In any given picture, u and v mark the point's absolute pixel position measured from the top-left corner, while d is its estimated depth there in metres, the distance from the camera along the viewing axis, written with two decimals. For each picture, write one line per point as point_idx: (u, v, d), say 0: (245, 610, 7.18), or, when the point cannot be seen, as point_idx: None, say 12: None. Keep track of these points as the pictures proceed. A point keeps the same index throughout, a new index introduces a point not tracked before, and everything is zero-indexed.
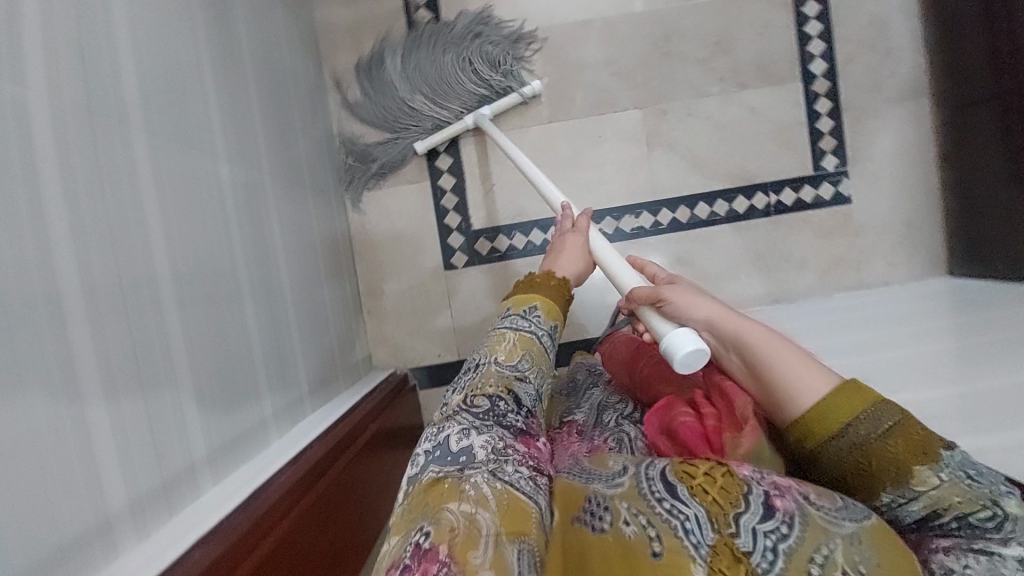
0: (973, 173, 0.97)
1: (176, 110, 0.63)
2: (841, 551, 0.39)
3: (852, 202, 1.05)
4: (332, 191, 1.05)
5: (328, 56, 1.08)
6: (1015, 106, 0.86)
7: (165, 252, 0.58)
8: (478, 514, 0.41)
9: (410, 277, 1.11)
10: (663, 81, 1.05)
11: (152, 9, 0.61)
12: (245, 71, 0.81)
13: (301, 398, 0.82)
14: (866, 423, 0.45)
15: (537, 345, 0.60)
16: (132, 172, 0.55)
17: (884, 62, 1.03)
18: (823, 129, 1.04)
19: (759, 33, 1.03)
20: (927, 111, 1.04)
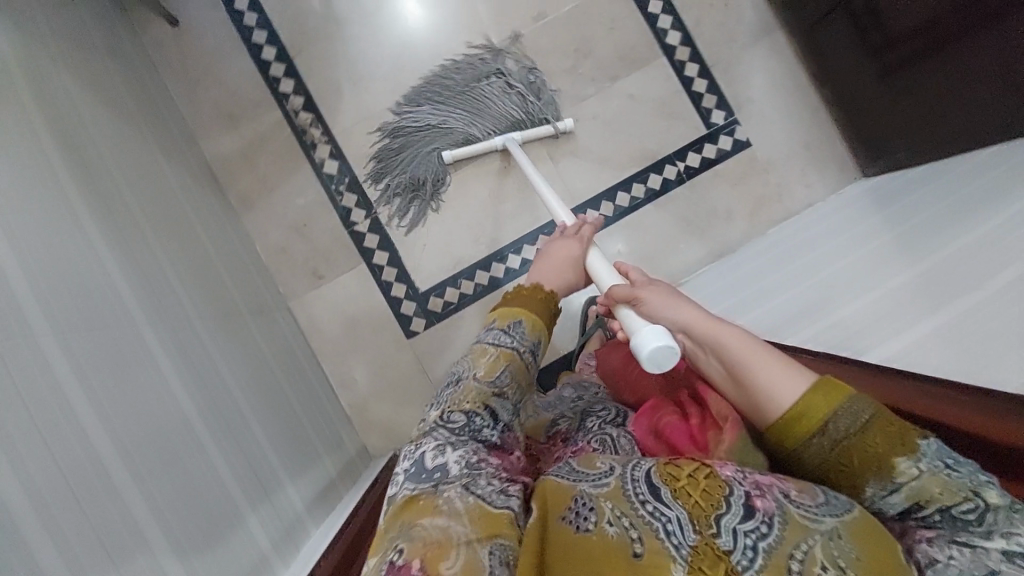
0: (847, 81, 1.03)
1: (81, 295, 0.65)
2: (820, 546, 0.41)
3: (750, 144, 1.10)
4: (275, 306, 1.07)
5: (230, 184, 1.11)
6: (859, 8, 0.93)
7: (108, 435, 0.58)
8: (452, 527, 0.42)
9: (378, 357, 1.11)
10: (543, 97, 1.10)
11: (29, 214, 0.64)
12: (147, 231, 0.83)
13: (300, 520, 0.81)
14: (845, 415, 0.46)
15: (519, 361, 0.60)
16: (50, 369, 0.56)
17: (728, 14, 1.10)
18: (699, 89, 1.10)
19: (610, 27, 1.10)
20: (784, 41, 1.10)
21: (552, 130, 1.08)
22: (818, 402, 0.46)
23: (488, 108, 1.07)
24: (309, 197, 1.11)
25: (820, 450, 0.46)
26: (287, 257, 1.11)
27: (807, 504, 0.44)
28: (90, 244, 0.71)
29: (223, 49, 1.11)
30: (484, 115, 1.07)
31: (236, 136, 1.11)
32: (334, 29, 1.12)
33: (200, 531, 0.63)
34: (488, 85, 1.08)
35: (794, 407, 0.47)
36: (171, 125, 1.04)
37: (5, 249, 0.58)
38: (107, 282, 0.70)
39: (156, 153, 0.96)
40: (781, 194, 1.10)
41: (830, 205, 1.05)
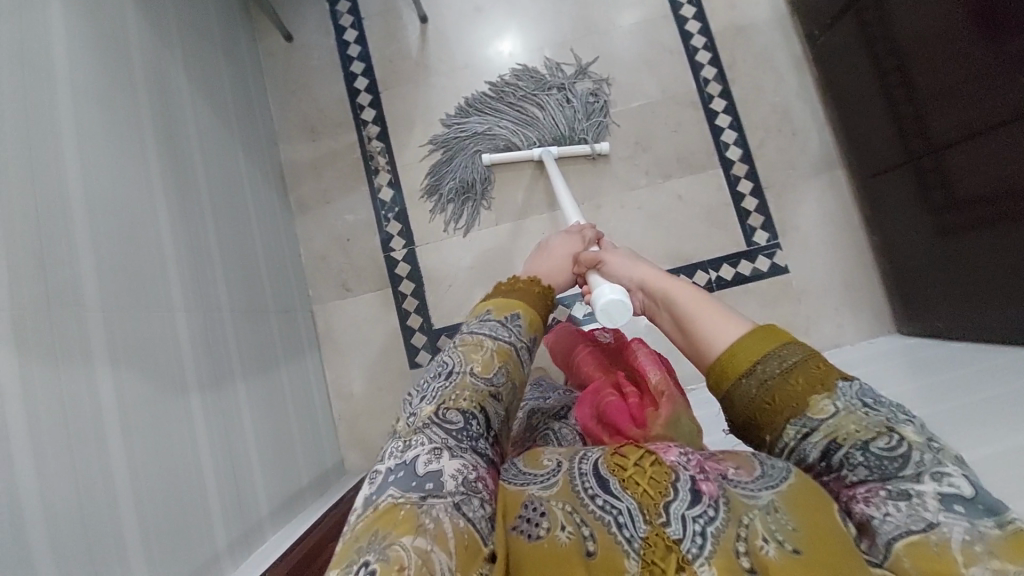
0: (900, 234, 1.03)
1: (135, 274, 0.72)
2: (759, 521, 0.41)
3: (789, 270, 1.10)
4: (300, 307, 1.14)
5: (293, 188, 1.21)
6: (930, 169, 0.93)
7: (116, 403, 0.64)
8: (433, 554, 0.39)
9: (378, 379, 1.15)
10: (596, 178, 1.15)
11: (114, 190, 0.73)
12: (208, 221, 0.91)
13: (259, 522, 0.84)
14: (775, 360, 0.46)
15: (515, 358, 0.59)
16: (87, 339, 0.62)
17: (793, 143, 1.13)
18: (748, 207, 1.12)
19: (674, 129, 1.14)
20: (843, 181, 1.12)
21: (589, 151, 1.14)
22: (750, 345, 0.48)
23: (538, 122, 1.16)
24: (360, 216, 1.19)
25: (748, 392, 0.46)
26: (323, 265, 1.19)
27: (744, 482, 0.44)
28: (157, 228, 0.79)
29: (322, 71, 1.23)
30: (531, 129, 1.16)
31: (312, 147, 1.21)
32: (423, 74, 1.22)
33: (170, 513, 0.67)
34: (541, 99, 1.16)
35: (731, 347, 0.49)
36: (259, 127, 1.15)
37: (84, 225, 0.66)
38: (161, 264, 0.78)
39: (237, 150, 1.06)
40: (809, 327, 1.08)
41: (855, 350, 1.04)
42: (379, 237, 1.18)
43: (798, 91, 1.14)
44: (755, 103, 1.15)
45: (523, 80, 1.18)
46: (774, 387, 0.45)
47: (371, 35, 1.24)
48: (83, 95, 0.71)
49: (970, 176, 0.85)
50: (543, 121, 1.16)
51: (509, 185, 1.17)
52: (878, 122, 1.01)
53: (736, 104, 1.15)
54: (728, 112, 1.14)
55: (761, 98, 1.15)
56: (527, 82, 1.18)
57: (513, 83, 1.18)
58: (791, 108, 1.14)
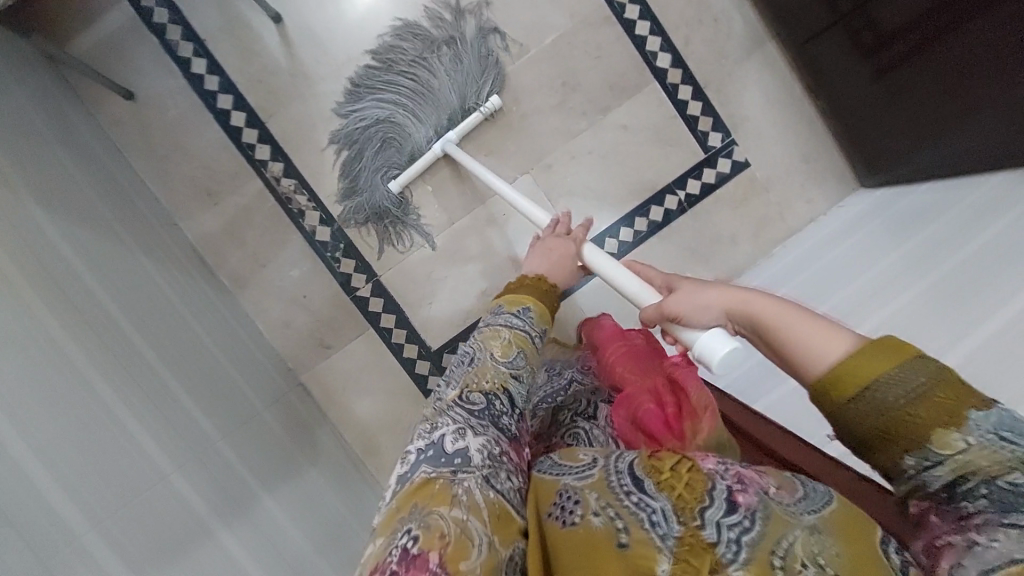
0: (841, 95, 1.01)
1: (110, 463, 0.63)
2: (801, 543, 0.39)
3: (750, 163, 1.08)
4: (287, 385, 1.05)
5: (218, 264, 1.06)
6: (859, 27, 0.90)
7: None
8: (469, 521, 0.42)
9: (398, 419, 1.10)
10: (534, 138, 1.06)
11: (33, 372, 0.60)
12: (149, 355, 0.79)
13: None
14: (902, 378, 0.37)
15: (531, 345, 0.61)
16: (98, 567, 0.56)
17: (717, 30, 1.06)
18: (694, 113, 1.06)
19: (596, 56, 1.05)
20: (776, 54, 1.07)
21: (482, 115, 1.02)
22: (866, 365, 0.39)
23: (436, 95, 1.03)
24: (305, 267, 1.07)
25: (863, 418, 0.38)
26: (289, 332, 1.08)
27: (787, 500, 0.42)
28: (101, 398, 0.67)
29: (187, 122, 1.04)
30: (429, 104, 1.03)
31: (217, 213, 1.05)
32: (304, 87, 1.05)
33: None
34: (431, 65, 1.03)
35: (840, 365, 0.40)
36: (145, 215, 0.98)
37: (23, 449, 0.55)
38: (127, 434, 0.67)
39: (137, 253, 0.90)
40: (785, 212, 1.08)
41: (830, 220, 1.05)
42: (336, 281, 1.08)
43: None
44: None
45: (406, 52, 1.03)
46: (899, 409, 0.37)
47: (224, 60, 1.03)
48: None
49: (897, 18, 0.83)
50: (440, 92, 1.03)
51: (446, 179, 1.07)
52: None
53: (650, 7, 1.05)
54: (645, 18, 1.05)
55: None
56: (411, 43, 1.03)
57: (397, 46, 1.03)
58: None
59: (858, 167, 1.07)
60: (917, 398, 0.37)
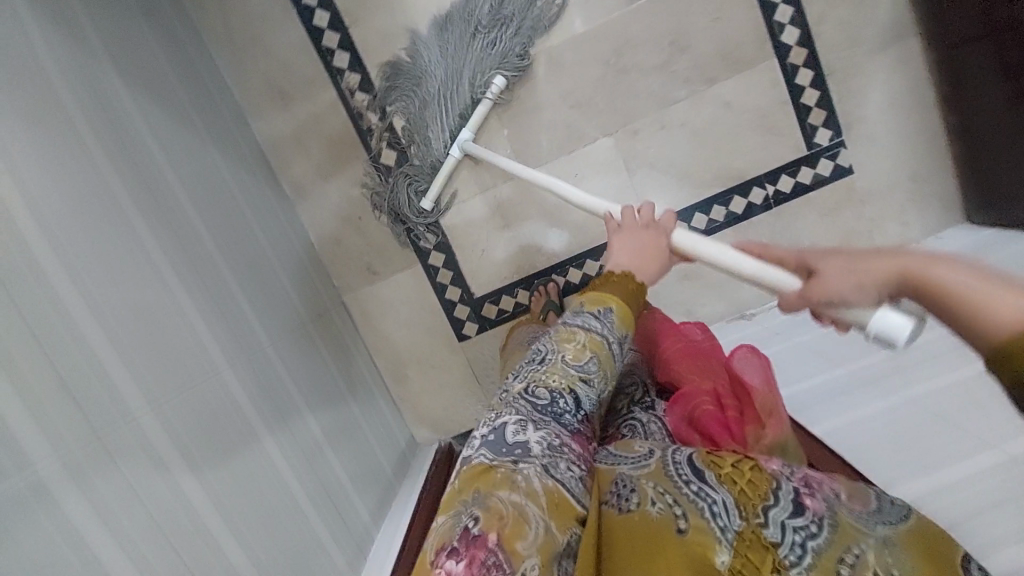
0: (973, 117, 0.90)
1: (167, 350, 0.64)
2: (872, 552, 0.39)
3: (853, 170, 0.99)
4: (331, 301, 1.06)
5: (281, 169, 1.04)
6: (1008, 44, 0.77)
7: (201, 489, 0.61)
8: (527, 505, 0.40)
9: (429, 356, 1.12)
10: (626, 99, 0.98)
11: (97, 253, 0.60)
12: (211, 249, 0.79)
13: (365, 529, 0.87)
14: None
15: (606, 350, 0.53)
16: (148, 446, 0.57)
17: (858, 11, 0.94)
18: (807, 102, 0.97)
19: (715, 17, 0.95)
20: (916, 50, 0.95)
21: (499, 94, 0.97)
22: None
23: (461, 91, 0.98)
24: (366, 188, 1.05)
25: None
26: (340, 250, 1.08)
27: (858, 510, 0.42)
28: (165, 285, 0.68)
29: (269, 13, 0.99)
30: (451, 101, 0.98)
31: (286, 115, 1.02)
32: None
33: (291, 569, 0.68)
34: (457, 61, 0.97)
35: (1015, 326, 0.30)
36: (219, 104, 0.96)
37: (89, 322, 0.56)
38: (186, 325, 0.68)
39: (208, 144, 0.89)
40: (874, 231, 1.01)
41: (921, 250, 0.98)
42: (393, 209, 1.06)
43: None
44: None
45: (429, 51, 0.98)
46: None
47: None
48: (20, 152, 0.55)
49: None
50: (463, 83, 0.98)
51: (522, 126, 1.00)
52: None
53: None
54: None
55: None
56: None
57: None
58: None
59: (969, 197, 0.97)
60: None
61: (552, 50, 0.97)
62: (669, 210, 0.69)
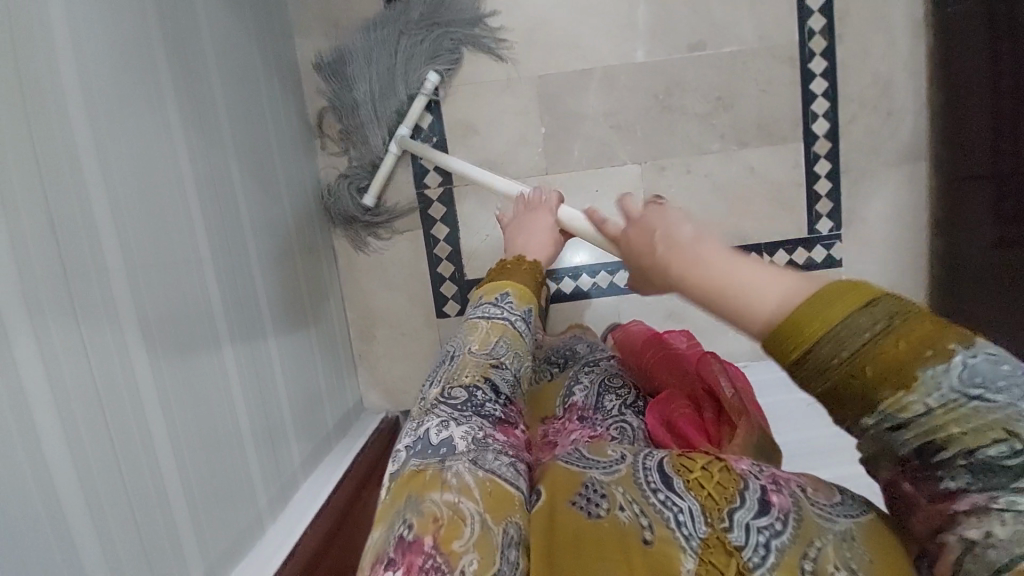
0: (960, 247, 0.99)
1: (156, 230, 0.60)
2: (832, 547, 0.40)
3: (842, 264, 1.06)
4: (323, 241, 1.03)
5: (312, 96, 1.02)
6: (1009, 190, 0.87)
7: (151, 381, 0.57)
8: (461, 504, 0.45)
9: (404, 324, 1.10)
10: (663, 135, 1.02)
11: (117, 108, 0.57)
12: (226, 147, 0.76)
13: (295, 474, 0.83)
14: (855, 321, 0.33)
15: (512, 330, 0.63)
16: (113, 317, 0.53)
17: (885, 124, 1.02)
18: (820, 191, 1.04)
19: (763, 89, 1.01)
20: (924, 175, 1.03)
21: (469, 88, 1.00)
22: (822, 305, 0.34)
23: (394, 88, 0.99)
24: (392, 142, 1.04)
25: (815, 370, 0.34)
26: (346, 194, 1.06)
27: (822, 504, 0.43)
28: (174, 167, 0.64)
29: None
30: (386, 97, 1.00)
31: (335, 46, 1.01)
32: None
33: (214, 492, 0.64)
34: (381, 58, 0.99)
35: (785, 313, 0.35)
36: (272, 13, 0.93)
37: (92, 172, 0.53)
38: (182, 212, 0.65)
39: (251, 46, 0.85)
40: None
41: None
42: (413, 170, 1.05)
43: (910, 61, 1.00)
44: (858, 69, 1.01)
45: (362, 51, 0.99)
46: (845, 364, 0.33)
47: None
48: None
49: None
50: (394, 83, 0.99)
51: (560, 129, 1.02)
52: (979, 127, 0.92)
53: (838, 69, 1.01)
54: (828, 76, 1.00)
55: (866, 65, 1.00)
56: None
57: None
58: (895, 82, 1.01)
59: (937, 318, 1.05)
60: (882, 335, 0.32)
61: (610, 69, 1.00)
62: (550, 191, 0.82)
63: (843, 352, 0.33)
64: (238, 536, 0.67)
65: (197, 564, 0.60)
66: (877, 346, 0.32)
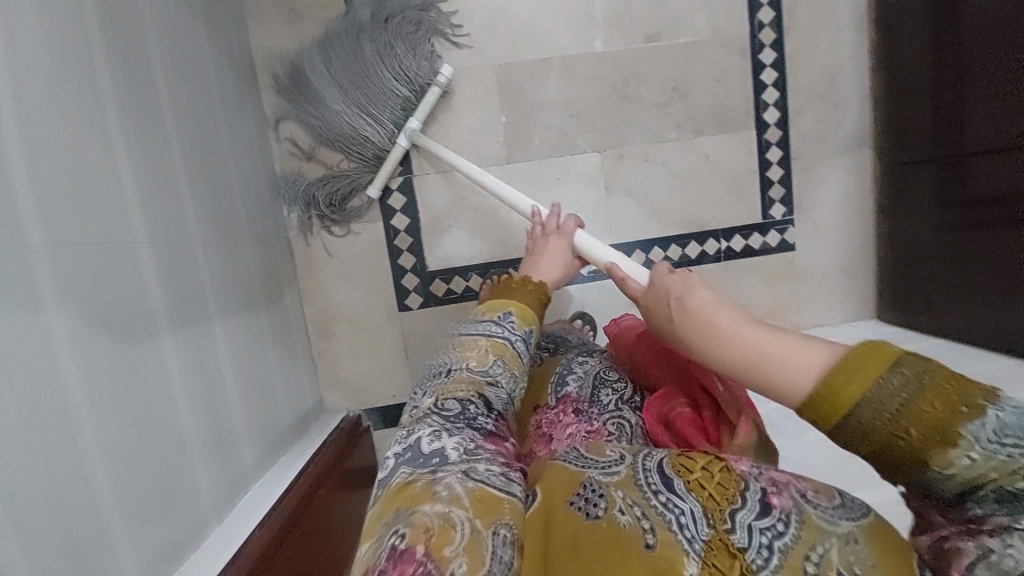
0: (905, 228, 1.03)
1: (86, 201, 0.56)
2: (836, 551, 0.39)
3: (796, 248, 1.09)
4: (277, 232, 0.99)
5: (266, 85, 1.00)
6: (950, 174, 0.91)
7: (78, 361, 0.52)
8: (452, 512, 0.42)
9: (365, 318, 1.07)
10: (621, 124, 1.03)
11: (44, 68, 0.53)
12: (169, 124, 0.72)
13: (245, 471, 0.78)
14: (883, 384, 0.34)
15: (510, 350, 0.64)
16: (34, 290, 0.48)
17: (831, 113, 1.06)
18: (773, 177, 1.07)
19: (716, 79, 1.04)
20: (869, 162, 1.08)
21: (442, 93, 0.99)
22: (845, 372, 0.35)
23: (382, 86, 0.97)
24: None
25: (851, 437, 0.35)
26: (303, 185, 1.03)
27: (824, 505, 0.42)
28: (108, 138, 0.60)
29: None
30: (372, 95, 0.98)
31: (290, 35, 0.99)
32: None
33: (150, 486, 0.58)
34: (360, 54, 0.96)
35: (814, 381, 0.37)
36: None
37: (13, 131, 0.49)
38: (117, 185, 0.61)
39: (198, 27, 0.83)
40: (802, 307, 1.10)
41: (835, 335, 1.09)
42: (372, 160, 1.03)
43: (852, 54, 1.05)
44: (804, 61, 1.05)
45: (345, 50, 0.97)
46: (887, 425, 0.33)
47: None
48: None
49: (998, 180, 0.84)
50: (359, 88, 0.98)
51: (521, 118, 1.02)
52: (920, 115, 0.96)
53: (785, 60, 1.05)
54: (777, 67, 1.04)
55: (811, 57, 1.05)
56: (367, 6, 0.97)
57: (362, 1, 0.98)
58: (839, 73, 1.05)
59: (885, 299, 1.09)
60: (916, 396, 0.33)
61: (568, 59, 1.02)
62: (561, 216, 0.84)
63: (885, 413, 0.34)
64: (178, 534, 0.61)
65: (131, 563, 0.54)
66: (911, 407, 0.33)
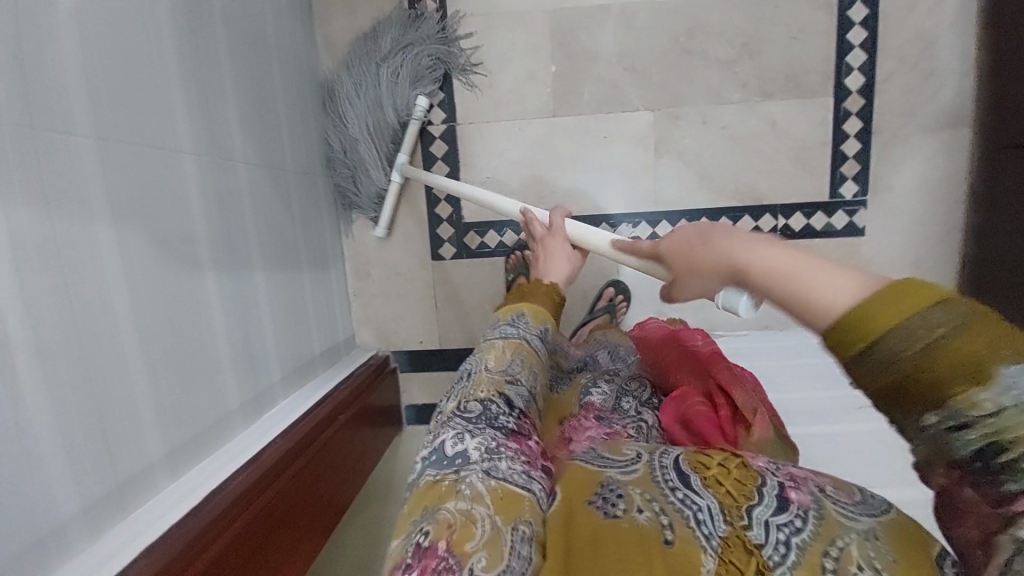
0: (997, 219, 0.90)
1: (137, 109, 0.59)
2: (856, 545, 0.36)
3: (863, 232, 0.99)
4: (322, 170, 1.02)
5: (323, 23, 1.01)
6: None
7: (119, 258, 0.55)
8: (474, 509, 0.43)
9: (399, 264, 1.09)
10: (680, 81, 0.96)
11: None
12: (222, 48, 0.75)
13: (273, 390, 0.83)
14: (927, 314, 0.27)
15: (527, 347, 0.61)
16: (81, 186, 0.51)
17: (926, 83, 0.94)
18: (846, 152, 0.97)
19: (794, 36, 0.94)
20: (965, 143, 0.95)
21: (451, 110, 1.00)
22: (879, 306, 0.28)
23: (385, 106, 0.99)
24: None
25: (869, 371, 0.28)
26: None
27: (843, 503, 0.39)
28: (161, 53, 0.63)
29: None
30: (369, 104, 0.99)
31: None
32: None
33: (180, 383, 0.62)
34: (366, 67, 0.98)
35: (845, 313, 0.29)
36: None
37: (71, 33, 0.51)
38: (167, 100, 0.63)
39: None
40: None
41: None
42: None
43: (961, 14, 0.91)
44: (902, 21, 0.92)
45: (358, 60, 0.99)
46: (911, 357, 0.27)
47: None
48: None
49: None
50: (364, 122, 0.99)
51: (572, 70, 0.98)
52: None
53: (880, 19, 0.93)
54: (867, 26, 0.93)
55: (910, 16, 0.92)
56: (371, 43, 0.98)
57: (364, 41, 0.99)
58: (942, 36, 0.92)
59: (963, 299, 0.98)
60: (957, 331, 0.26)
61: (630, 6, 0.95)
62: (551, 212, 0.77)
63: (916, 344, 0.27)
64: (202, 433, 0.66)
65: (156, 450, 0.59)
66: (953, 345, 0.26)
